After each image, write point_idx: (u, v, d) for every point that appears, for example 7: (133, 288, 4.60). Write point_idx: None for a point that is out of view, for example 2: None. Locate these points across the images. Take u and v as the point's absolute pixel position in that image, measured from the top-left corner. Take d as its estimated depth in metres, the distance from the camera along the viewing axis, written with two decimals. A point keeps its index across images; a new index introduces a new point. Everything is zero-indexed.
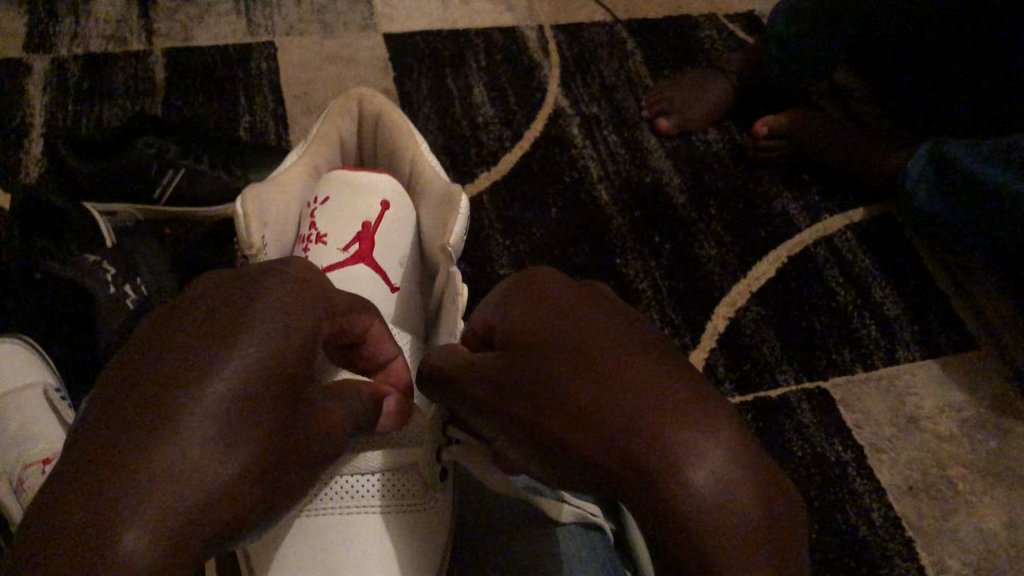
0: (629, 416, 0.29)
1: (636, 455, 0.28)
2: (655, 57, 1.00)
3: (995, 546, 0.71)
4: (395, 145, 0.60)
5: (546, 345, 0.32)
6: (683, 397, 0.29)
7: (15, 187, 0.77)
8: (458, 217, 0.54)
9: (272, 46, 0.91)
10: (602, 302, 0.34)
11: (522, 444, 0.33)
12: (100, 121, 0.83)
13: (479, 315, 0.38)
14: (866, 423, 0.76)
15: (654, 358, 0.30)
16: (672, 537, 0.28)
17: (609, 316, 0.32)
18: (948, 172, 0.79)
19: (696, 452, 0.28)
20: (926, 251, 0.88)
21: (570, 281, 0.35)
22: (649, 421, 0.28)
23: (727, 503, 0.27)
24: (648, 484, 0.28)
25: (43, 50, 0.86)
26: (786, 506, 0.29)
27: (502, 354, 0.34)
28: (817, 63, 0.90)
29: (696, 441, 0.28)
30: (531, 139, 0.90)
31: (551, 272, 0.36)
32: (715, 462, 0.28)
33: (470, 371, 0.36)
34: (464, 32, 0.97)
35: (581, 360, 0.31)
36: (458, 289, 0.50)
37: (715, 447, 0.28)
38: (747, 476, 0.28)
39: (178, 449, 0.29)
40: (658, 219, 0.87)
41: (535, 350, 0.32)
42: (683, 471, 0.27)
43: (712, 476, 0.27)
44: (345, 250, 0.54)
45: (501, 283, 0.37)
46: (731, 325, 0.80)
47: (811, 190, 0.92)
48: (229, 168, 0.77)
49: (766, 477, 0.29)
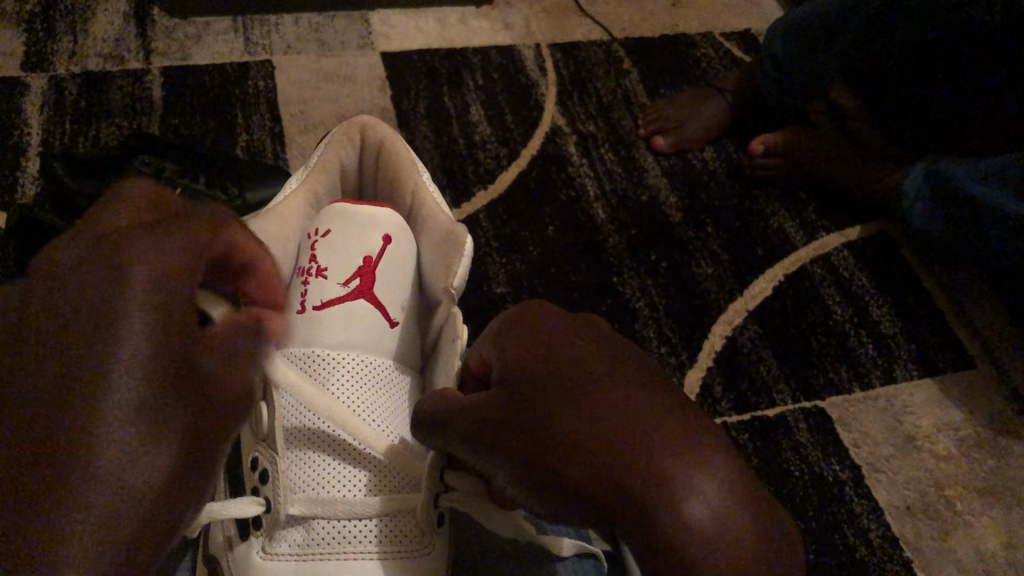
0: (625, 449, 0.29)
1: (635, 489, 0.28)
2: (652, 75, 1.00)
3: (993, 566, 0.71)
4: (397, 177, 0.60)
5: (540, 381, 0.32)
6: (678, 430, 0.29)
7: (11, 205, 0.77)
8: (461, 257, 0.54)
9: (269, 64, 0.91)
10: (602, 338, 0.33)
11: (516, 478, 0.32)
12: (98, 140, 0.83)
13: (480, 348, 0.38)
14: (864, 443, 0.76)
15: (649, 390, 0.30)
16: (671, 573, 0.27)
17: (608, 355, 0.32)
18: (945, 190, 0.79)
19: (696, 486, 0.27)
20: (922, 270, 0.88)
21: (569, 314, 0.35)
22: (647, 452, 0.28)
23: (724, 536, 0.27)
24: (647, 519, 0.28)
25: (41, 69, 0.86)
26: (788, 538, 0.29)
27: (501, 390, 0.34)
28: (814, 82, 0.90)
29: (696, 475, 0.28)
30: (528, 157, 0.90)
31: (555, 306, 0.36)
32: (714, 495, 0.27)
33: (470, 404, 0.35)
34: (461, 51, 0.98)
35: (576, 395, 0.30)
36: (458, 331, 0.50)
37: (712, 479, 0.28)
38: (745, 510, 0.28)
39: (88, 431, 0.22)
40: (653, 238, 0.87)
41: (532, 384, 0.32)
42: (683, 506, 0.27)
43: (711, 512, 0.27)
44: (345, 285, 0.54)
45: (503, 315, 0.37)
46: (728, 344, 0.80)
47: (807, 208, 0.92)
48: (226, 190, 0.78)
49: (765, 507, 0.29)
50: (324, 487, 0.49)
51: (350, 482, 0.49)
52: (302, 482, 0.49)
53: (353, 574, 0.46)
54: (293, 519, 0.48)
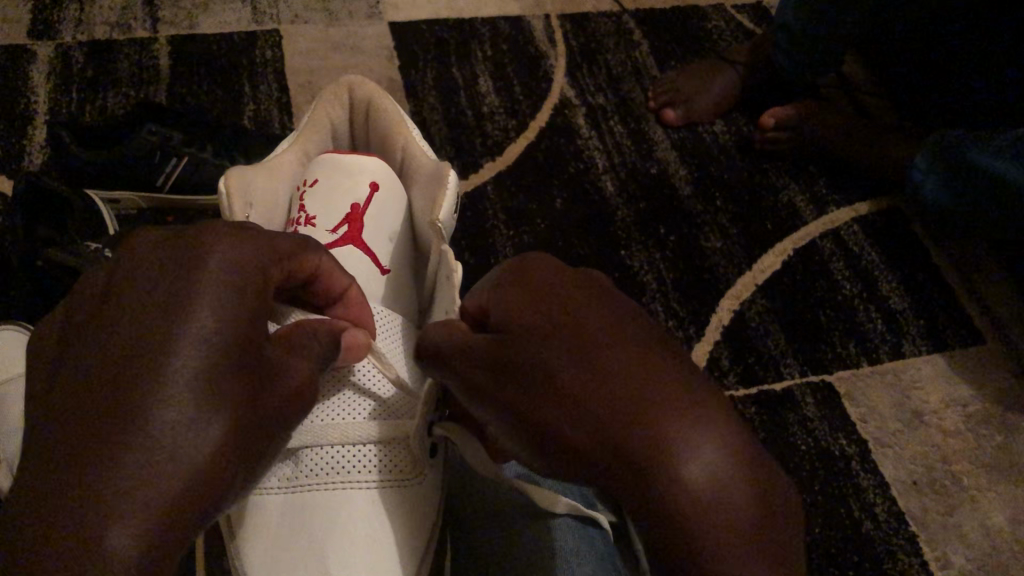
0: (622, 410, 0.29)
1: (634, 452, 0.28)
2: (663, 48, 0.99)
3: (999, 542, 0.71)
4: (385, 132, 0.60)
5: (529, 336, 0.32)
6: (671, 387, 0.29)
7: (18, 173, 0.76)
8: (445, 189, 0.54)
9: (276, 33, 0.91)
10: (603, 293, 0.33)
11: (511, 429, 0.32)
12: (104, 109, 0.82)
13: (473, 299, 0.37)
14: (871, 417, 0.76)
15: (643, 349, 0.30)
16: (666, 533, 0.28)
17: (600, 306, 0.32)
18: (959, 166, 0.78)
19: (695, 447, 0.27)
20: (931, 246, 0.88)
21: (570, 271, 0.35)
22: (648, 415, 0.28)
23: (720, 495, 0.27)
24: (646, 479, 0.28)
25: (48, 37, 0.85)
26: (787, 497, 0.29)
27: (496, 343, 0.33)
28: (824, 57, 0.89)
29: (697, 434, 0.28)
30: (535, 130, 0.89)
31: (555, 259, 0.35)
32: (714, 458, 0.27)
33: (471, 357, 0.35)
34: (469, 21, 0.97)
35: (570, 350, 0.30)
36: (450, 266, 0.49)
37: (719, 450, 0.28)
38: (748, 477, 0.28)
39: (135, 463, 0.28)
40: (663, 211, 0.86)
41: (524, 334, 0.32)
42: (679, 469, 0.27)
43: (710, 475, 0.27)
44: (334, 232, 0.54)
45: (501, 268, 0.37)
46: (736, 318, 0.80)
47: (818, 182, 0.91)
48: (233, 158, 0.77)
49: (765, 469, 0.29)
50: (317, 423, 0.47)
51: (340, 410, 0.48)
52: None
53: (349, 504, 0.46)
54: None
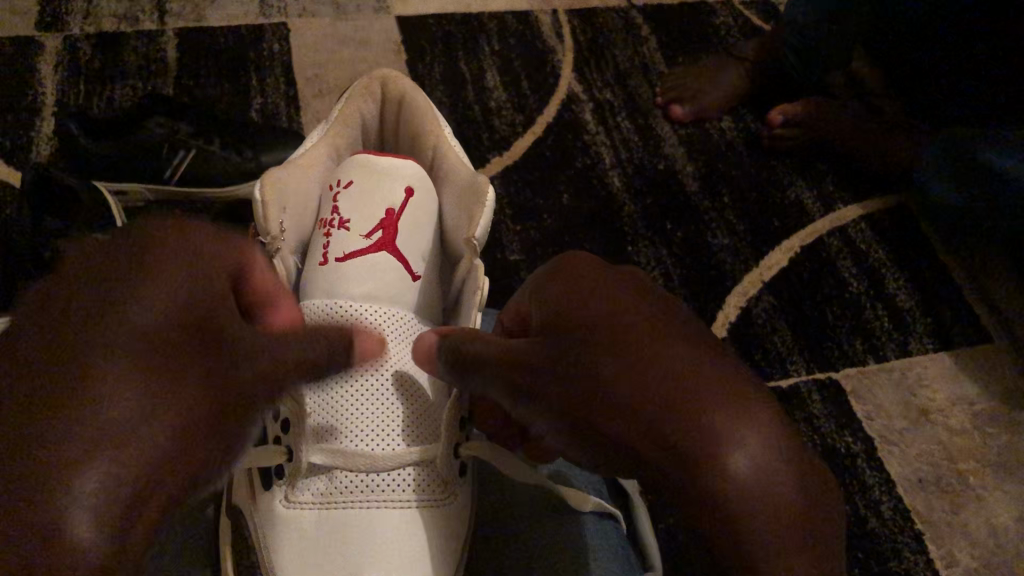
0: (668, 395, 0.29)
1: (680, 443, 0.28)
2: (670, 44, 0.99)
3: (1005, 541, 0.71)
4: (418, 130, 0.59)
5: (572, 331, 0.32)
6: (716, 381, 0.29)
7: (27, 165, 0.76)
8: (484, 206, 0.53)
9: (284, 27, 0.90)
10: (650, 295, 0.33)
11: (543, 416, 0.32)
12: (112, 102, 0.82)
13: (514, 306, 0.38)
14: (877, 415, 0.76)
15: (688, 342, 0.31)
16: (711, 523, 0.28)
17: (645, 310, 0.32)
18: (967, 163, 0.78)
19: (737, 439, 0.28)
20: (939, 244, 0.88)
21: (611, 272, 0.35)
22: (691, 403, 0.29)
23: (763, 484, 0.27)
24: (690, 460, 0.28)
25: (55, 29, 0.85)
26: (827, 492, 0.29)
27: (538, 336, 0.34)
28: (834, 54, 0.89)
29: (743, 421, 0.28)
30: (543, 125, 0.89)
31: (597, 260, 0.36)
32: (756, 449, 0.28)
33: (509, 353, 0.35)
34: (477, 16, 0.96)
35: (614, 340, 0.31)
36: None
37: (762, 441, 0.28)
38: (790, 467, 0.28)
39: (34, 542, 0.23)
40: (670, 208, 0.86)
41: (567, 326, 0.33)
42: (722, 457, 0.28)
43: (753, 464, 0.28)
44: (368, 237, 0.53)
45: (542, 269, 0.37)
46: (742, 315, 0.80)
47: (825, 179, 0.91)
48: (240, 151, 0.77)
49: (807, 464, 0.29)
50: (347, 428, 0.49)
51: (376, 429, 0.49)
52: (327, 430, 0.49)
53: (383, 522, 0.47)
54: (316, 468, 0.48)
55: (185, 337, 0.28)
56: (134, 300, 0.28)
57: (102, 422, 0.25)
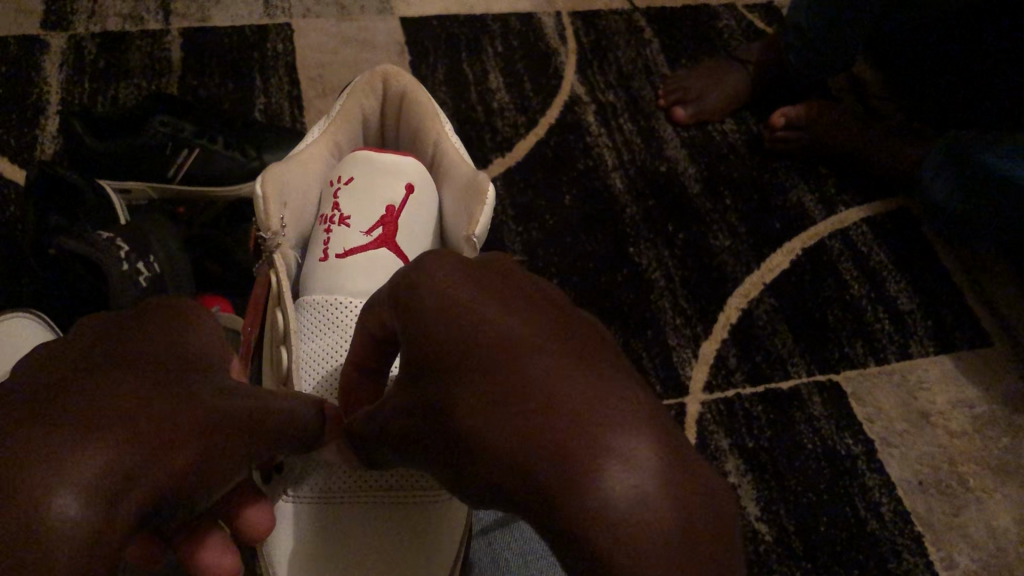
0: (552, 448, 0.27)
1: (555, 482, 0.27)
2: (673, 47, 0.99)
3: (1004, 543, 0.71)
4: (419, 126, 0.59)
5: (440, 381, 0.31)
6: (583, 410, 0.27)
7: (31, 163, 0.77)
8: (483, 205, 0.53)
9: (288, 27, 0.91)
10: (534, 305, 0.31)
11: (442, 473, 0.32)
12: (115, 100, 0.83)
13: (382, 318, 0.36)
14: (878, 417, 0.76)
15: (573, 370, 0.29)
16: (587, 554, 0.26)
17: (504, 325, 0.30)
18: (969, 166, 0.78)
19: (606, 462, 0.26)
20: (941, 246, 0.88)
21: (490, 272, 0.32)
22: (562, 437, 0.27)
23: (628, 504, 0.26)
24: (573, 509, 0.27)
25: (60, 28, 0.85)
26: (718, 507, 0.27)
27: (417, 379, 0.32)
28: (837, 55, 0.89)
29: (626, 444, 0.26)
30: (546, 127, 0.89)
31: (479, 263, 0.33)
32: (628, 474, 0.26)
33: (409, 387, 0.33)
34: (481, 17, 0.97)
35: (488, 393, 0.29)
36: None
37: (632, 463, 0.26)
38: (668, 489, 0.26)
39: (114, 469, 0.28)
40: (671, 209, 0.86)
41: (439, 366, 0.31)
42: (593, 484, 0.26)
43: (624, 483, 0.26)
44: (368, 234, 0.54)
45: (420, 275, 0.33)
46: (744, 317, 0.80)
47: (827, 183, 0.91)
48: (244, 151, 0.77)
49: (691, 483, 0.27)
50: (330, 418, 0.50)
51: None
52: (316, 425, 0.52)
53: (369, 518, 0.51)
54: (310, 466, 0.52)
55: (187, 370, 0.34)
56: (133, 341, 0.33)
57: (115, 401, 0.30)
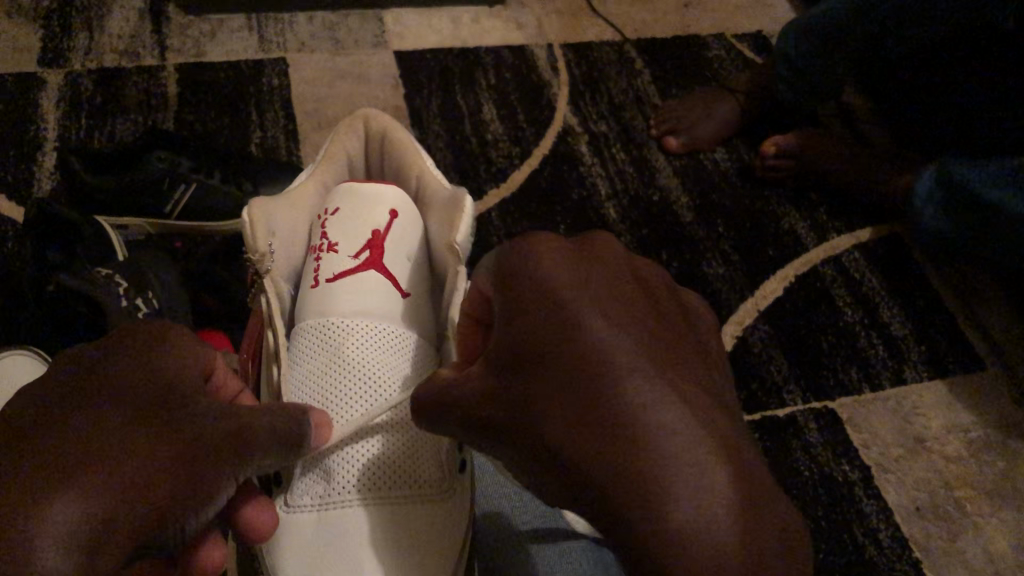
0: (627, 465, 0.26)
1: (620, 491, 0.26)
2: (664, 77, 1.01)
3: (1002, 566, 0.71)
4: (401, 163, 0.60)
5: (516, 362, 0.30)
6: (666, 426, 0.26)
7: (28, 199, 0.77)
8: (463, 216, 0.54)
9: (284, 62, 0.92)
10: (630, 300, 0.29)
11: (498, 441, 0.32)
12: (112, 136, 0.83)
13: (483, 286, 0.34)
14: (874, 443, 0.76)
15: (683, 398, 0.27)
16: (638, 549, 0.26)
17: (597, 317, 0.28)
18: (959, 192, 0.79)
19: (680, 490, 0.25)
20: (932, 271, 0.89)
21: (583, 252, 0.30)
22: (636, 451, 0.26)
23: (692, 534, 0.25)
24: (635, 523, 0.26)
25: (57, 65, 0.86)
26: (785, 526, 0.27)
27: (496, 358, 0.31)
28: (825, 82, 0.91)
29: (709, 481, 0.25)
30: (540, 157, 0.90)
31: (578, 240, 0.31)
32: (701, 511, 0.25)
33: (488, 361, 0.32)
34: (474, 50, 0.98)
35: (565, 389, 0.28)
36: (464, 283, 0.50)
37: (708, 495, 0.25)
38: (744, 517, 0.25)
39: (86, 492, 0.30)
40: (665, 237, 0.87)
41: (523, 356, 0.29)
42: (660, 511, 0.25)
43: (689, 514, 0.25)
44: (356, 257, 0.54)
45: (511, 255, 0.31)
46: (739, 344, 0.80)
47: (819, 211, 0.92)
48: (240, 186, 0.78)
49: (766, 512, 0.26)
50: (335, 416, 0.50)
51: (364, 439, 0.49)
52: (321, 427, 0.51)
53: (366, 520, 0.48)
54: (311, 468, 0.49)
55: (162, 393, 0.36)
56: (119, 360, 0.35)
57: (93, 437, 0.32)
